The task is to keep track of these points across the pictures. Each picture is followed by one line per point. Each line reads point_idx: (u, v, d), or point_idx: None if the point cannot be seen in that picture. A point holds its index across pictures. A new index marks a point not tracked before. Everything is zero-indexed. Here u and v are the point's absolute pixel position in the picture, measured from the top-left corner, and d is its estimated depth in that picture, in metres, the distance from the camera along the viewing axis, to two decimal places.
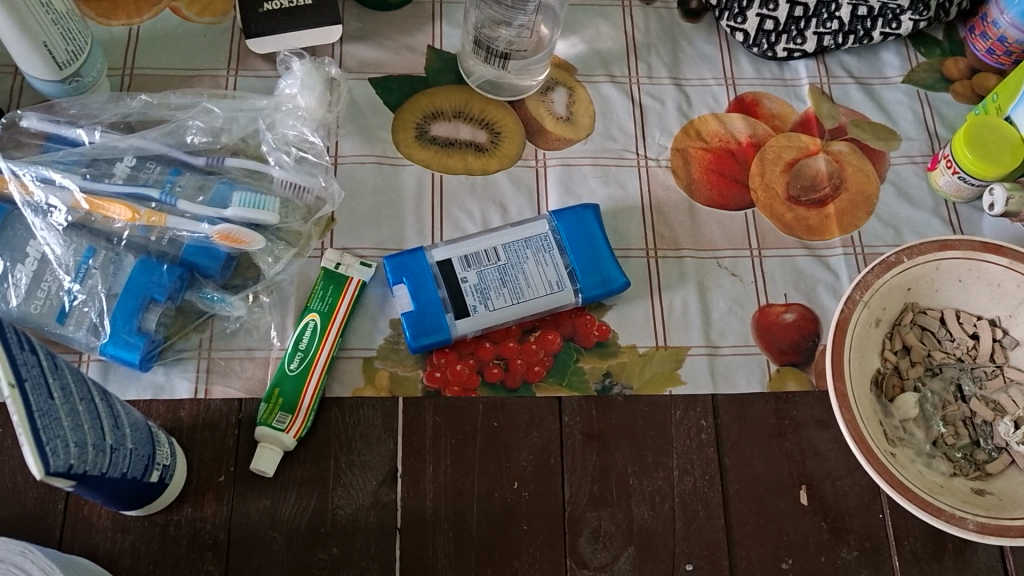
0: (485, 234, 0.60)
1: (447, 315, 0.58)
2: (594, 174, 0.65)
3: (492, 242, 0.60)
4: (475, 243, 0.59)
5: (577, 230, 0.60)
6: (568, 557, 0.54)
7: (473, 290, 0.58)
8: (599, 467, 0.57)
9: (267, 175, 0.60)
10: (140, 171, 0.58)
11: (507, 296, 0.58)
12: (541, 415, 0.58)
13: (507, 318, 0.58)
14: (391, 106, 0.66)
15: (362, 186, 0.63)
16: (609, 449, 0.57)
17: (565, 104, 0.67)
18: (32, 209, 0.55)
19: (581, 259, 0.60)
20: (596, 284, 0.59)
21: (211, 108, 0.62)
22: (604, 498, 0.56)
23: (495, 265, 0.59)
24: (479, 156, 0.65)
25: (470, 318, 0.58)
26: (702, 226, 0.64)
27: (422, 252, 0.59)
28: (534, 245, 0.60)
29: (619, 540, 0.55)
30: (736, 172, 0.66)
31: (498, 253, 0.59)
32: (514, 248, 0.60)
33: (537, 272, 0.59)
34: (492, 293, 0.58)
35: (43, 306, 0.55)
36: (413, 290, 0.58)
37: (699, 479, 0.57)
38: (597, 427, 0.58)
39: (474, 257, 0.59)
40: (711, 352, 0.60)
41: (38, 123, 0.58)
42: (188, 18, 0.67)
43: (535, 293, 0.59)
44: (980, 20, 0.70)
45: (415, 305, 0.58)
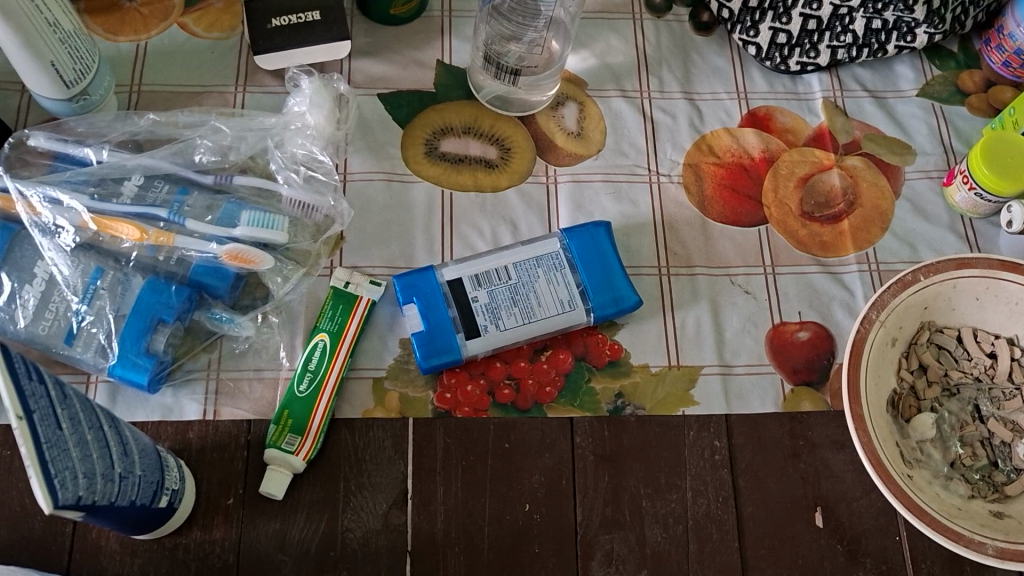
0: (496, 252, 0.60)
1: (458, 335, 0.57)
2: (605, 191, 0.64)
3: (503, 261, 0.59)
4: (485, 261, 0.59)
5: (589, 247, 0.60)
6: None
7: (483, 309, 0.58)
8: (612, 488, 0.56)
9: (276, 194, 0.60)
10: (148, 190, 0.58)
11: (518, 316, 0.58)
12: (553, 435, 0.57)
13: (519, 337, 0.57)
14: (400, 123, 0.65)
15: (371, 203, 0.62)
16: (622, 470, 0.57)
17: (575, 119, 0.67)
18: (40, 229, 0.55)
19: (592, 277, 0.59)
20: (608, 303, 0.59)
21: (220, 126, 0.61)
22: (617, 520, 0.55)
23: (506, 284, 0.58)
24: (489, 172, 0.64)
25: (481, 337, 0.57)
26: (715, 243, 0.64)
27: (433, 271, 0.59)
28: (545, 264, 0.59)
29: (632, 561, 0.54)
30: (749, 188, 0.65)
31: (509, 271, 0.59)
32: (525, 267, 0.59)
33: (548, 291, 0.58)
34: (504, 312, 0.58)
35: (51, 327, 0.54)
36: (423, 309, 0.57)
37: (713, 500, 0.56)
38: (610, 447, 0.57)
39: (484, 275, 0.58)
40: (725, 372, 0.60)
41: (46, 142, 0.58)
42: (196, 34, 0.67)
43: (547, 312, 0.58)
44: (996, 32, 0.69)
45: (425, 324, 0.57)
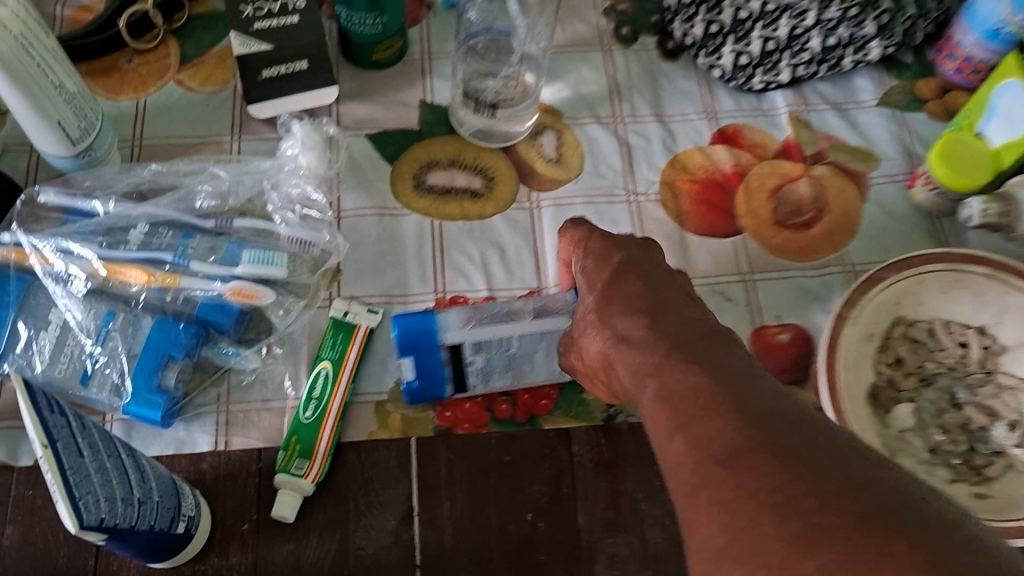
0: (503, 321, 0.59)
1: (448, 389, 0.59)
2: (586, 213, 0.68)
3: (507, 333, 0.59)
4: (488, 330, 0.59)
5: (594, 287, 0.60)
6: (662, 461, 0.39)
7: (476, 371, 0.59)
8: (699, 352, 0.42)
9: (274, 233, 0.63)
10: (153, 236, 0.61)
11: (508, 378, 0.60)
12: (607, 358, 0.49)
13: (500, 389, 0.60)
14: (389, 160, 0.69)
15: (365, 237, 0.65)
16: (684, 315, 0.46)
17: (554, 146, 0.70)
18: (53, 278, 0.59)
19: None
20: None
21: (218, 172, 0.65)
22: (697, 369, 0.40)
23: (505, 351, 0.59)
24: (475, 201, 0.67)
25: (466, 390, 0.60)
26: (694, 256, 0.67)
27: (437, 332, 0.58)
28: (549, 339, 0.60)
29: (714, 383, 0.39)
30: (723, 201, 0.69)
31: (511, 341, 0.59)
32: (528, 339, 0.60)
33: (542, 363, 0.60)
34: (494, 374, 0.60)
35: (66, 370, 0.58)
36: (417, 364, 0.59)
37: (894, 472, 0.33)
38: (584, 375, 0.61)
39: (482, 344, 0.59)
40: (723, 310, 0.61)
41: (56, 197, 0.61)
42: (191, 89, 0.71)
43: (535, 378, 0.60)
44: (945, 42, 0.73)
45: (417, 379, 0.59)
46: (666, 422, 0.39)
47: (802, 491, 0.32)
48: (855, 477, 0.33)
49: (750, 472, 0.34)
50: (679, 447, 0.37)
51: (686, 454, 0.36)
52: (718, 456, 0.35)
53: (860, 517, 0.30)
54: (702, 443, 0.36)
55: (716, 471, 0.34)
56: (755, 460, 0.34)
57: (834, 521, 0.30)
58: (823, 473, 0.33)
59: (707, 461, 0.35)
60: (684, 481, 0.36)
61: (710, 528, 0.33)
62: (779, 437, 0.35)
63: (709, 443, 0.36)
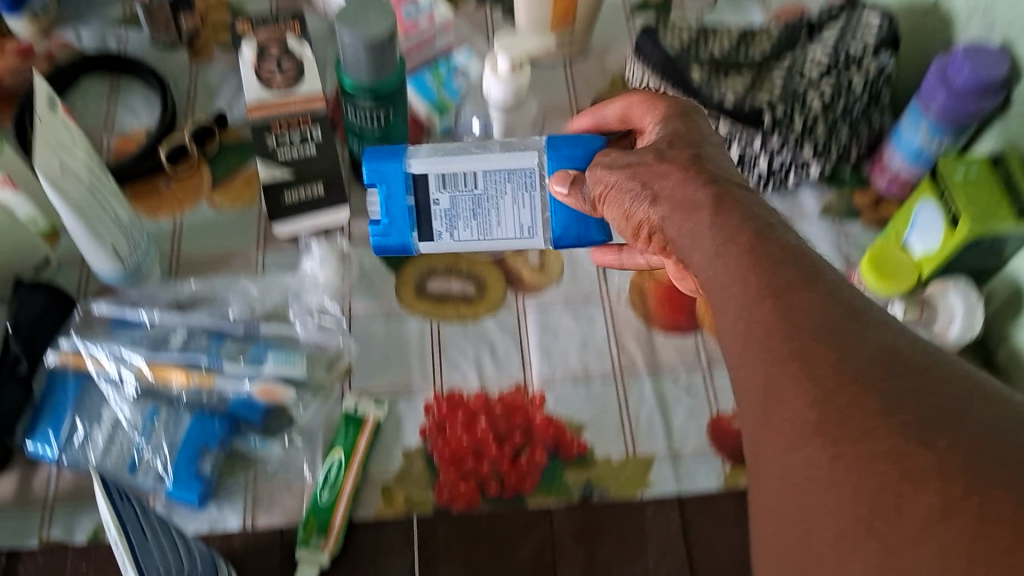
0: (466, 156, 0.67)
1: (414, 235, 0.70)
2: (566, 313, 0.78)
3: (472, 168, 0.67)
4: (450, 165, 0.67)
5: (570, 143, 0.67)
6: (723, 344, 0.46)
7: (442, 213, 0.69)
8: (776, 256, 0.46)
9: (295, 337, 0.73)
10: (191, 341, 0.71)
11: (473, 231, 0.70)
12: (636, 218, 0.59)
13: (466, 246, 0.71)
14: (393, 268, 0.79)
15: (374, 338, 0.75)
16: (761, 215, 0.50)
17: (538, 254, 0.81)
18: (107, 381, 0.69)
19: (559, 219, 0.68)
20: (571, 239, 0.69)
21: (248, 287, 0.75)
22: (772, 262, 0.46)
23: (470, 192, 0.68)
24: (469, 304, 0.78)
25: (433, 241, 0.71)
26: (659, 350, 0.76)
27: (402, 164, 0.67)
28: (515, 181, 0.67)
29: (806, 284, 0.44)
30: (686, 302, 0.79)
31: (477, 180, 0.68)
32: (493, 179, 0.68)
33: (508, 211, 0.69)
34: (458, 221, 0.70)
35: (117, 459, 0.68)
36: (384, 195, 0.68)
37: (951, 368, 0.40)
38: (613, 250, 0.73)
39: (446, 180, 0.68)
40: (684, 286, 0.71)
41: (107, 308, 0.72)
42: (221, 208, 0.82)
43: (501, 233, 0.70)
44: (878, 159, 0.84)
45: (384, 217, 0.69)
46: (741, 306, 0.45)
47: (879, 392, 0.38)
48: (929, 388, 0.38)
49: (831, 370, 0.40)
50: (760, 323, 0.44)
51: (768, 327, 0.43)
52: (799, 342, 0.42)
53: (930, 425, 0.37)
54: (781, 328, 0.43)
55: (811, 356, 0.41)
56: (839, 363, 0.40)
57: (910, 429, 0.37)
58: (898, 375, 0.39)
59: (790, 347, 0.42)
60: (768, 370, 0.42)
61: (800, 407, 0.40)
62: (862, 341, 0.41)
63: (789, 327, 0.42)
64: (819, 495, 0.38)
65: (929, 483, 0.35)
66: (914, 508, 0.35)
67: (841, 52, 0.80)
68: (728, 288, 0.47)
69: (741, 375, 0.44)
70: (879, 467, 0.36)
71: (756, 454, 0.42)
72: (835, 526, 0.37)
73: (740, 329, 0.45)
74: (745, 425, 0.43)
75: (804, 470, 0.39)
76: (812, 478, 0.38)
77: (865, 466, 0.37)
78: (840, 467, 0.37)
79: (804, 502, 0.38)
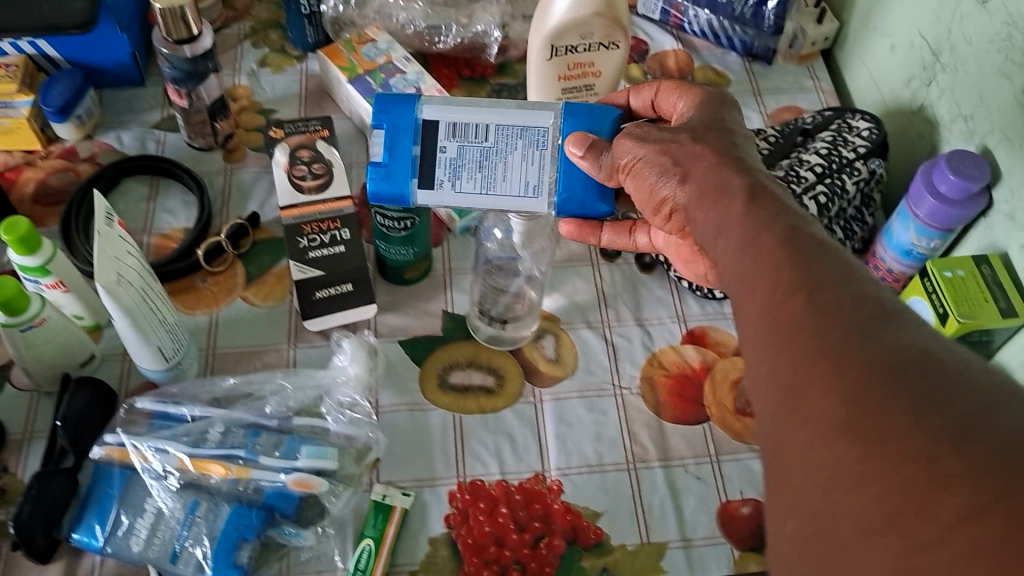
0: (480, 107, 0.68)
1: (413, 183, 0.69)
2: (580, 404, 0.82)
3: (487, 119, 0.68)
4: (461, 113, 0.68)
5: (589, 110, 0.69)
6: (746, 334, 0.49)
7: (447, 160, 0.68)
8: (805, 249, 0.49)
9: (326, 430, 0.77)
10: (228, 435, 0.75)
11: (476, 181, 0.69)
12: (659, 194, 0.62)
13: (467, 201, 0.69)
14: (417, 361, 0.84)
15: (399, 430, 0.80)
16: (792, 217, 0.52)
17: (553, 348, 0.85)
18: (151, 474, 0.73)
19: (568, 179, 0.68)
20: (577, 207, 0.69)
21: (283, 384, 0.79)
22: (806, 258, 0.49)
23: (478, 144, 0.68)
24: (489, 396, 0.82)
25: (434, 190, 0.69)
26: (669, 439, 0.81)
27: (416, 103, 0.68)
28: (527, 137, 0.68)
29: (837, 278, 0.47)
30: (693, 393, 0.83)
31: (488, 133, 0.68)
32: (506, 134, 0.68)
33: (515, 165, 0.68)
34: (462, 172, 0.69)
35: (159, 550, 0.70)
36: (389, 136, 0.68)
37: (984, 378, 0.41)
38: (625, 232, 0.80)
39: (457, 128, 0.68)
40: (695, 268, 0.77)
41: (149, 403, 0.76)
42: (254, 303, 0.87)
43: (503, 189, 0.69)
44: (871, 255, 0.89)
45: (386, 161, 0.68)
46: (770, 296, 0.48)
47: (909, 393, 0.40)
48: (962, 393, 0.40)
49: (860, 370, 0.42)
50: (789, 317, 0.46)
51: (797, 321, 0.46)
52: (828, 340, 0.44)
53: (963, 429, 0.38)
54: (812, 323, 0.45)
55: (843, 350, 0.43)
56: (873, 362, 0.42)
57: (943, 433, 0.38)
58: (929, 378, 0.41)
59: (819, 342, 0.44)
60: (799, 356, 0.44)
61: (827, 406, 0.42)
62: (896, 341, 0.43)
63: (819, 323, 0.45)
64: (847, 494, 0.39)
65: (961, 483, 0.36)
66: (944, 510, 0.36)
67: (835, 155, 0.86)
68: (744, 234, 0.52)
69: (765, 368, 0.46)
70: (909, 467, 0.38)
71: (777, 448, 0.44)
72: (860, 526, 0.38)
73: (767, 322, 0.47)
74: (766, 420, 0.45)
75: (831, 468, 0.40)
76: (838, 473, 0.40)
77: (896, 464, 0.38)
78: (866, 465, 0.39)
79: (830, 498, 0.40)
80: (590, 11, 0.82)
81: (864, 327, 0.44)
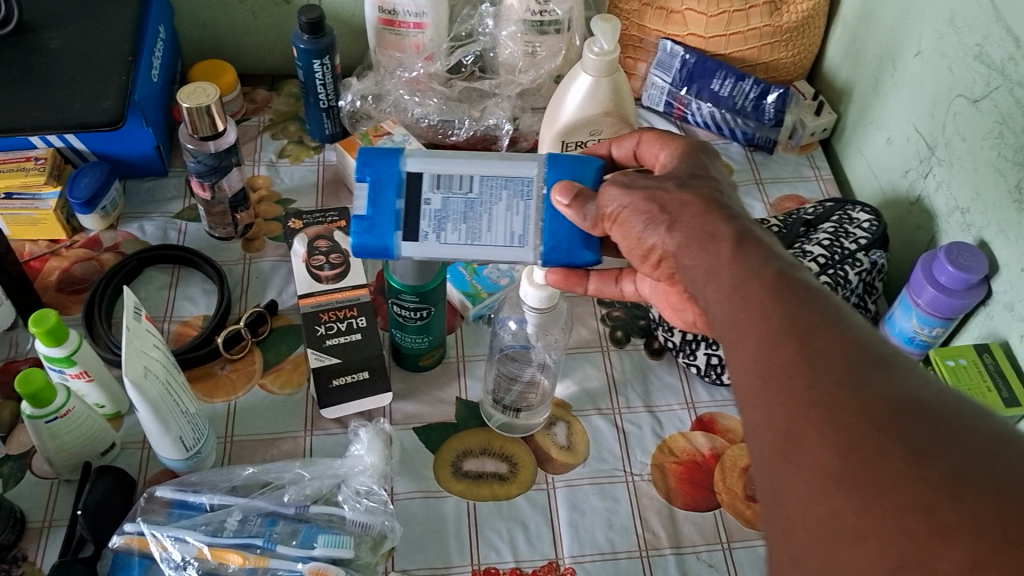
0: (463, 160, 0.71)
1: (397, 234, 0.70)
2: (592, 491, 0.83)
3: (471, 171, 0.70)
4: (445, 165, 0.70)
5: (572, 161, 0.71)
6: (740, 379, 0.51)
7: (432, 212, 0.70)
8: (796, 295, 0.52)
9: (342, 518, 0.77)
10: (246, 523, 0.75)
11: (462, 232, 0.70)
12: (647, 243, 0.64)
13: (453, 252, 0.70)
14: (432, 449, 0.85)
15: (413, 517, 0.80)
16: (782, 261, 0.55)
17: (565, 435, 0.87)
18: (169, 563, 0.73)
19: (554, 228, 0.70)
20: (563, 254, 0.71)
21: (302, 473, 0.80)
22: (795, 303, 0.51)
23: (463, 195, 0.70)
24: (502, 483, 0.83)
25: (419, 242, 0.71)
26: (681, 526, 0.81)
27: (400, 157, 0.70)
28: (512, 189, 0.71)
29: (827, 324, 0.49)
30: (703, 479, 0.85)
31: (473, 185, 0.70)
32: (490, 185, 0.70)
33: (501, 217, 0.70)
34: (447, 223, 0.70)
35: None
36: (373, 189, 0.70)
37: (974, 422, 0.43)
38: (612, 281, 0.82)
39: (441, 180, 0.70)
40: (682, 315, 0.76)
41: (169, 492, 0.77)
42: (271, 390, 0.88)
43: (489, 240, 0.70)
44: None
45: (370, 214, 0.70)
46: (762, 343, 0.50)
47: (902, 439, 0.43)
48: (958, 439, 0.42)
49: (854, 420, 0.44)
50: (781, 365, 0.49)
51: (789, 370, 0.48)
52: (820, 389, 0.46)
53: (957, 475, 0.41)
54: (804, 371, 0.47)
55: (834, 397, 0.46)
56: (866, 409, 0.44)
57: (938, 483, 0.41)
58: (920, 424, 0.43)
59: (814, 392, 0.46)
60: (794, 402, 0.47)
61: (823, 456, 0.44)
62: (888, 386, 0.45)
63: (811, 371, 0.47)
64: (849, 547, 0.41)
65: (959, 537, 0.39)
66: (945, 565, 0.38)
67: (837, 247, 0.89)
68: (732, 287, 0.54)
69: (761, 416, 0.48)
70: (909, 518, 0.40)
71: (775, 495, 0.46)
72: None
73: (760, 369, 0.50)
74: (762, 467, 0.48)
75: (831, 521, 0.42)
76: (837, 525, 0.42)
77: (895, 516, 0.40)
78: (866, 517, 0.41)
79: (831, 550, 0.42)
80: (599, 111, 0.86)
81: (853, 374, 0.46)
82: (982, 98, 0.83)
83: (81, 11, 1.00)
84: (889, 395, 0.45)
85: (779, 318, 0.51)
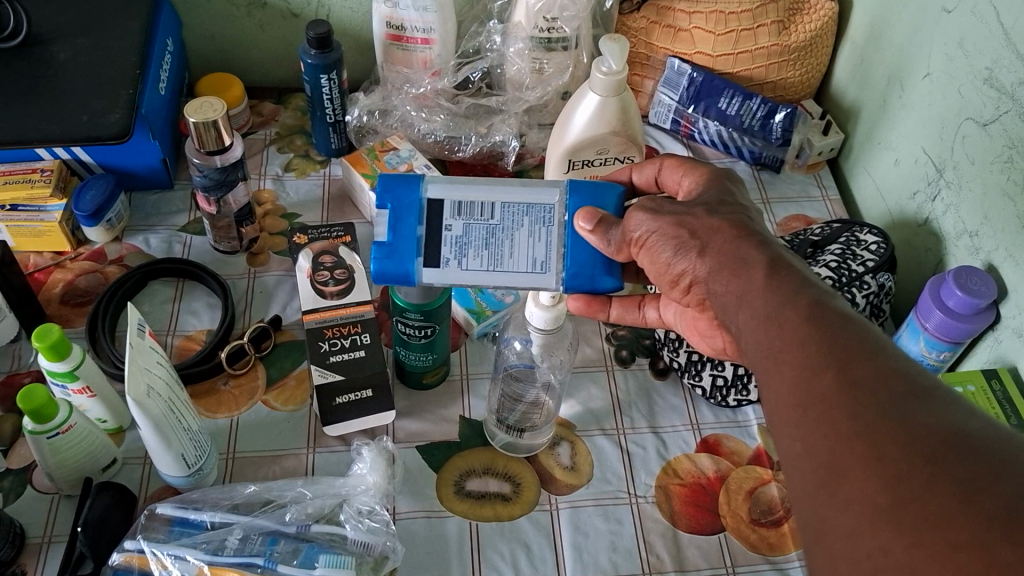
0: (483, 187, 0.70)
1: (416, 261, 0.70)
2: (596, 513, 0.82)
3: (493, 199, 0.70)
4: (467, 193, 0.70)
5: (593, 187, 0.71)
6: (777, 410, 0.51)
7: (453, 239, 0.70)
8: (832, 324, 0.52)
9: (343, 538, 0.76)
10: (246, 542, 0.74)
11: (483, 259, 0.69)
12: (676, 269, 0.64)
13: (474, 278, 0.69)
14: (434, 468, 0.85)
15: (415, 537, 0.80)
16: (817, 289, 0.55)
17: (568, 455, 0.86)
18: None
19: (576, 254, 0.70)
20: (585, 280, 0.70)
21: (303, 492, 0.79)
22: (831, 332, 0.51)
23: (484, 223, 0.70)
24: (505, 504, 0.83)
25: (439, 268, 0.70)
26: (685, 550, 0.81)
27: (418, 184, 0.70)
28: (533, 216, 0.70)
29: (864, 354, 0.49)
30: (708, 502, 0.84)
31: (494, 212, 0.70)
32: (512, 212, 0.70)
33: (521, 244, 0.70)
34: (468, 249, 0.70)
35: None
36: (393, 218, 0.70)
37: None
38: (634, 308, 0.82)
39: (461, 207, 0.70)
40: (711, 341, 0.75)
41: (170, 509, 0.76)
42: (275, 406, 0.88)
43: (511, 266, 0.69)
44: None
45: (390, 241, 0.70)
46: (800, 372, 0.51)
47: (953, 475, 0.43)
48: (1011, 475, 0.42)
49: (899, 453, 0.44)
50: (820, 395, 0.49)
51: (828, 401, 0.48)
52: (862, 421, 0.46)
53: (1010, 510, 0.41)
54: (844, 403, 0.47)
55: (882, 428, 0.45)
56: (912, 443, 0.44)
57: (992, 519, 0.40)
58: (969, 460, 0.43)
59: (854, 425, 0.46)
60: (836, 433, 0.47)
61: (868, 490, 0.44)
62: (933, 420, 0.45)
63: (852, 401, 0.47)
64: None
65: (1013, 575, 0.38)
66: None
67: (845, 269, 0.88)
68: (764, 322, 0.54)
69: (800, 446, 0.48)
70: (962, 555, 0.40)
71: (817, 530, 0.46)
72: None
73: (798, 400, 0.50)
74: (802, 499, 0.48)
75: (879, 556, 0.42)
76: (886, 561, 0.42)
77: (946, 552, 0.40)
78: (916, 552, 0.41)
79: None
80: (606, 131, 0.85)
81: (896, 408, 0.46)
82: (992, 122, 0.82)
83: (91, 23, 1.00)
84: (936, 429, 0.45)
85: (813, 350, 0.51)
